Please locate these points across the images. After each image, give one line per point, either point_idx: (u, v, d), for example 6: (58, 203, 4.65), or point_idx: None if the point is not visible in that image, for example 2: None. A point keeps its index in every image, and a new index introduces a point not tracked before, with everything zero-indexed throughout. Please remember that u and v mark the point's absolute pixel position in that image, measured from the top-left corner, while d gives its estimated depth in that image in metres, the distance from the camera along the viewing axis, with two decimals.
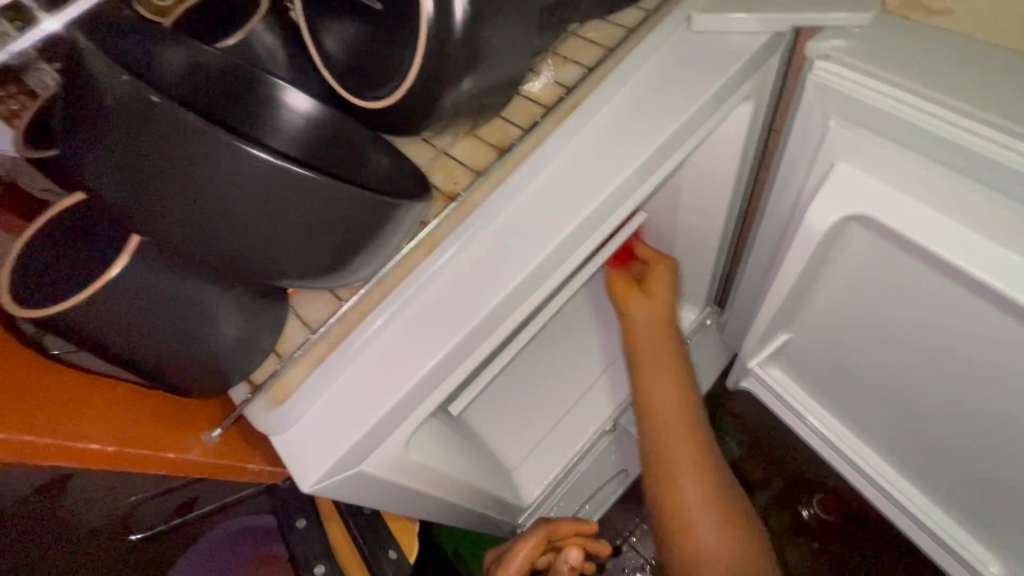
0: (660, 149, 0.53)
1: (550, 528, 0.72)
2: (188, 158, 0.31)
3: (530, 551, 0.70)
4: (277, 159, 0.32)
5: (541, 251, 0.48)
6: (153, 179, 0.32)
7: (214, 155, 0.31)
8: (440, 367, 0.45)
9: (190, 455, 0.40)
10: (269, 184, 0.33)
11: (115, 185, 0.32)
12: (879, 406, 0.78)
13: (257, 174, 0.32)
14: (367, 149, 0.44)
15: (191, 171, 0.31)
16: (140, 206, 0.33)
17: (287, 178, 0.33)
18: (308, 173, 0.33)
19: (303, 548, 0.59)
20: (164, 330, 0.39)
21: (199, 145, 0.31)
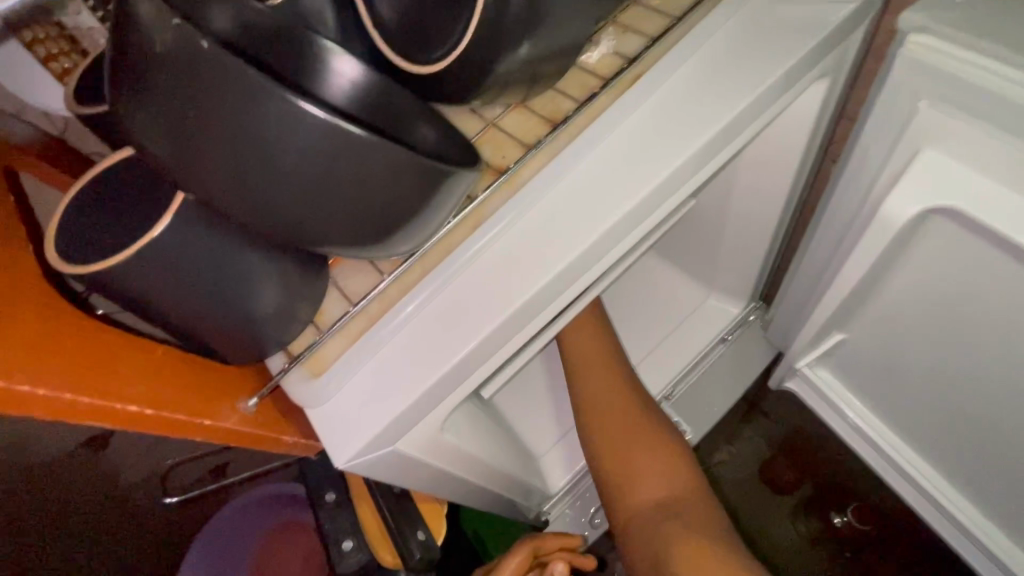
0: (726, 129, 0.49)
1: (536, 543, 0.69)
2: (238, 113, 0.29)
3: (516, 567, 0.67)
4: (331, 117, 0.30)
5: (595, 232, 0.45)
6: (199, 135, 0.30)
7: (261, 108, 0.29)
8: (483, 347, 0.44)
9: (229, 423, 0.38)
10: (317, 143, 0.31)
11: (161, 141, 0.31)
12: (938, 415, 0.73)
13: (307, 132, 0.30)
14: (415, 118, 0.42)
15: (238, 128, 0.30)
16: (184, 164, 0.31)
17: (340, 138, 0.31)
18: (361, 131, 0.31)
19: (332, 523, 0.58)
20: (206, 294, 0.38)
21: (249, 100, 0.29)
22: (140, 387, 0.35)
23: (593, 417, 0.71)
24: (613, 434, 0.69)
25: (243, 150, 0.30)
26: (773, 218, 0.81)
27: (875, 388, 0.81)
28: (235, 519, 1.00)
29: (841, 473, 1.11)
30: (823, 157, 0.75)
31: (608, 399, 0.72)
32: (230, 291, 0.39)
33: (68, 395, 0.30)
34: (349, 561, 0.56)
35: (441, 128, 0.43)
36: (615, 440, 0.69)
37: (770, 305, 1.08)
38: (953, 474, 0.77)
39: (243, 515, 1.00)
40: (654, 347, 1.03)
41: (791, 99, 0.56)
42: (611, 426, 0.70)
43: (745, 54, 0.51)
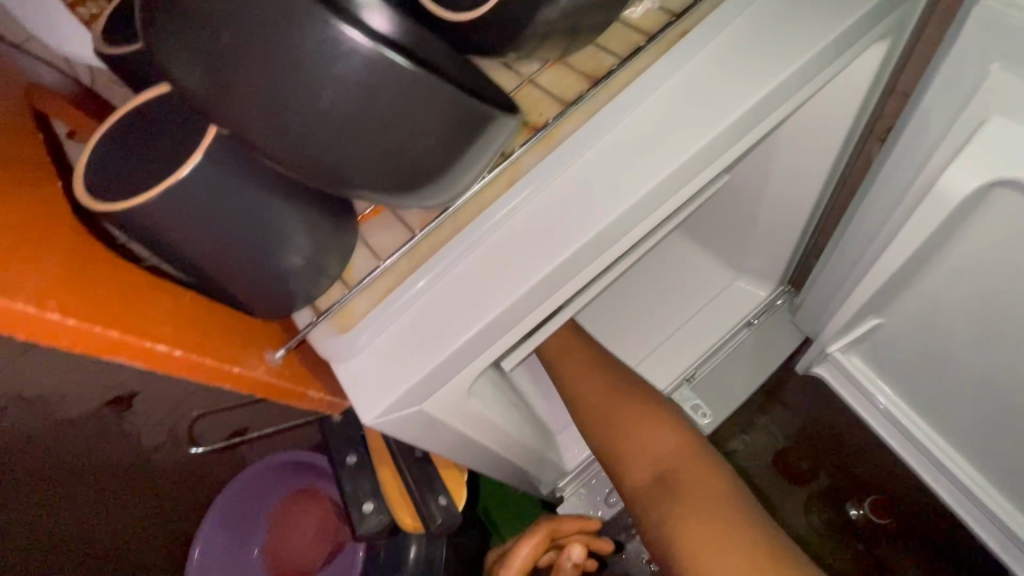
0: (781, 88, 0.46)
1: (552, 526, 0.69)
2: (278, 40, 0.28)
3: (531, 551, 0.67)
4: (372, 45, 0.28)
5: (638, 192, 0.43)
6: (231, 64, 0.28)
7: (300, 35, 0.28)
8: (515, 308, 0.42)
9: (256, 373, 0.38)
10: (359, 75, 0.29)
11: (190, 70, 0.29)
12: (978, 404, 0.70)
13: (347, 63, 0.28)
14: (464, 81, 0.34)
15: (273, 55, 0.28)
16: (216, 95, 0.30)
17: (381, 69, 0.29)
18: (404, 61, 0.29)
19: (354, 484, 0.57)
20: (234, 240, 0.37)
21: (288, 27, 0.27)
22: (169, 328, 0.34)
23: (581, 403, 0.74)
24: (602, 417, 0.71)
25: (278, 80, 0.29)
26: (811, 196, 0.78)
27: (910, 375, 0.78)
28: (256, 481, 1.03)
29: (860, 464, 1.09)
30: (869, 131, 0.71)
31: (589, 382, 0.74)
32: (259, 238, 0.38)
33: (99, 328, 0.29)
34: (370, 522, 0.55)
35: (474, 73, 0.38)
36: (605, 422, 0.71)
37: (799, 290, 1.05)
38: (989, 467, 0.75)
39: (265, 478, 1.04)
40: (676, 328, 1.01)
41: (846, 63, 0.53)
42: (598, 409, 0.72)
43: (801, 9, 0.47)
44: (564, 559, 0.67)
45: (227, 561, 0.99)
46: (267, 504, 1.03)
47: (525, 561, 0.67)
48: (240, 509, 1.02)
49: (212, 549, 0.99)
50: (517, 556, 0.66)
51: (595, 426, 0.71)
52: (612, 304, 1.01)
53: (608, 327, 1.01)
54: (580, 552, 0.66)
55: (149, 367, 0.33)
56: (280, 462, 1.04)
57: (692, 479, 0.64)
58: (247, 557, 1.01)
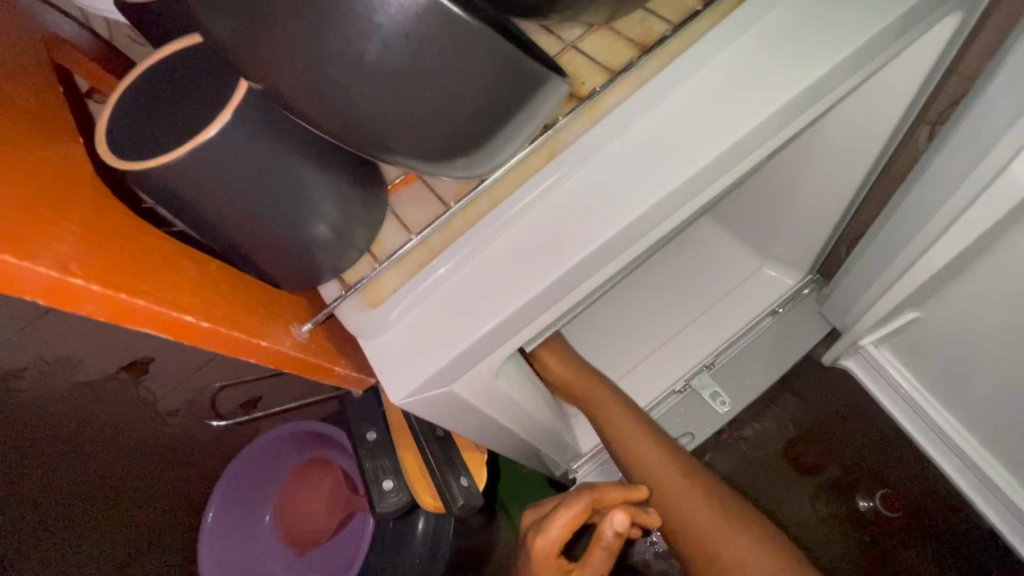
0: (849, 61, 0.42)
1: (593, 497, 0.56)
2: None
3: (569, 520, 0.57)
4: None
5: (690, 170, 0.40)
6: (268, 11, 0.26)
7: None
8: (555, 288, 0.40)
9: (285, 346, 0.36)
10: (408, 26, 0.26)
11: (226, 19, 0.27)
12: (1016, 402, 0.67)
13: (398, 15, 0.26)
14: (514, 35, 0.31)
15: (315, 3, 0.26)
16: (251, 47, 0.27)
17: (432, 20, 0.26)
18: (459, 11, 0.26)
19: (374, 461, 0.56)
20: (264, 205, 0.35)
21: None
22: (195, 299, 0.33)
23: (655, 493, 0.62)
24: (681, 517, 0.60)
25: (319, 30, 0.26)
26: (853, 182, 0.74)
27: (944, 371, 0.76)
28: (269, 449, 1.03)
29: (874, 458, 1.07)
30: (924, 115, 0.67)
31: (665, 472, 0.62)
32: (289, 204, 0.36)
33: (125, 296, 0.28)
34: (389, 500, 0.54)
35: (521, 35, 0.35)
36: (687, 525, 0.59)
37: (827, 280, 1.01)
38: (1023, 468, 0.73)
39: (277, 446, 1.04)
40: (698, 314, 0.98)
41: (914, 37, 0.49)
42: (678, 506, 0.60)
43: None
44: (604, 526, 0.53)
45: (239, 529, 1.01)
46: (276, 473, 1.04)
47: (564, 530, 0.57)
48: (250, 478, 1.02)
49: (225, 513, 1.00)
50: (554, 525, 0.57)
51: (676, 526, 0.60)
52: (632, 289, 0.99)
53: (627, 310, 0.99)
54: (624, 519, 0.52)
55: (178, 337, 0.31)
56: (283, 433, 1.03)
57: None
58: (257, 520, 1.03)
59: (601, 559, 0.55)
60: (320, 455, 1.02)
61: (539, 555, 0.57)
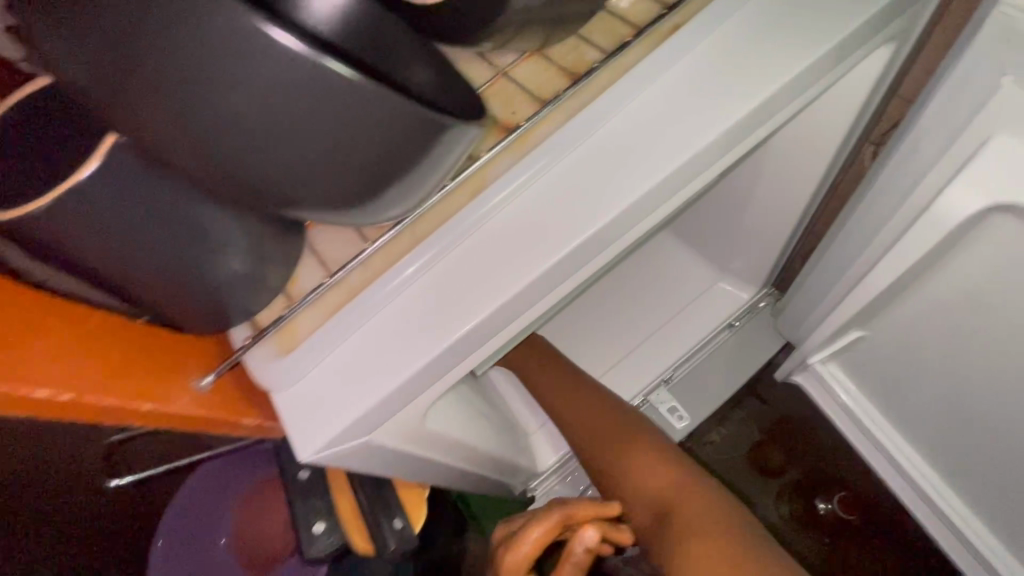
0: (779, 96, 0.42)
1: (565, 513, 0.54)
2: (200, 37, 0.24)
3: (543, 535, 0.54)
4: (309, 52, 0.25)
5: (617, 209, 0.39)
6: (131, 72, 0.25)
7: (215, 39, 0.24)
8: (478, 332, 0.38)
9: (174, 407, 0.34)
10: (289, 83, 0.26)
11: (88, 75, 0.26)
12: (955, 419, 0.69)
13: (280, 75, 0.26)
14: (409, 57, 0.32)
15: (184, 65, 0.25)
16: (120, 100, 0.26)
17: (317, 77, 0.26)
18: (345, 70, 0.26)
19: (304, 503, 0.52)
20: (151, 256, 0.32)
21: (207, 25, 0.24)
22: (56, 367, 0.30)
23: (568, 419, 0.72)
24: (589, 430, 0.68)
25: (202, 81, 0.25)
26: (802, 200, 0.74)
27: (889, 387, 0.77)
28: (214, 477, 0.90)
29: (830, 462, 1.08)
30: (867, 136, 0.68)
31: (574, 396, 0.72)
32: (182, 253, 0.33)
33: None
34: (319, 544, 0.51)
35: (426, 72, 0.33)
36: (592, 435, 0.67)
37: (783, 293, 1.02)
38: (962, 482, 0.74)
39: (221, 475, 0.90)
40: (656, 327, 0.98)
41: (849, 68, 0.49)
42: (584, 419, 0.69)
43: (807, 5, 0.43)
44: (574, 544, 0.51)
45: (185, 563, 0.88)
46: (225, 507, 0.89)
47: (536, 545, 0.54)
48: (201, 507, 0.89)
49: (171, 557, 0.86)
50: (524, 543, 0.54)
51: (583, 435, 0.68)
52: (590, 302, 0.98)
53: (585, 326, 0.98)
54: (594, 537, 0.50)
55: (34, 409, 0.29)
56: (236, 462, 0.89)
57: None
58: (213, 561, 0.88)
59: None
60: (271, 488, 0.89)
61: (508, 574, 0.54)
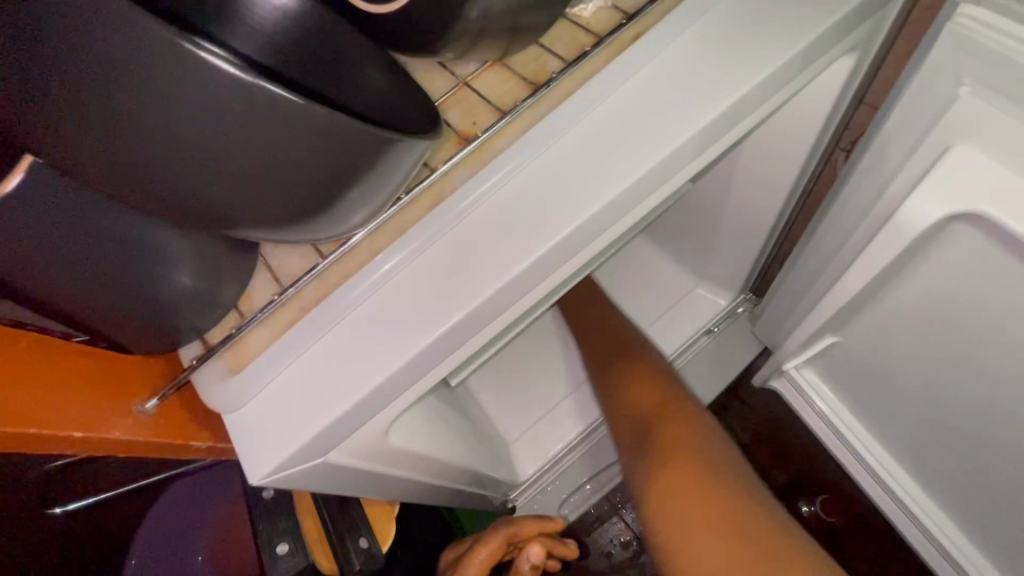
0: (741, 105, 0.41)
1: (512, 531, 0.61)
2: (124, 56, 0.24)
3: (490, 554, 0.60)
4: (245, 75, 0.25)
5: (577, 220, 0.38)
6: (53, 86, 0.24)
7: (144, 58, 0.24)
8: (436, 348, 0.37)
9: (114, 433, 0.33)
10: (223, 99, 0.25)
11: (6, 87, 0.24)
12: (928, 423, 0.69)
13: (215, 92, 0.25)
14: (361, 61, 0.34)
15: (114, 82, 0.24)
16: (43, 115, 0.25)
17: (255, 96, 0.26)
18: (284, 92, 0.26)
19: (268, 522, 0.50)
20: (89, 275, 0.31)
21: (132, 46, 0.24)
22: None
23: (589, 350, 0.82)
24: (607, 360, 0.78)
25: (129, 99, 0.25)
26: (774, 206, 0.75)
27: (863, 392, 0.77)
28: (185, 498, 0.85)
29: (812, 466, 1.09)
30: (837, 142, 0.69)
31: (597, 328, 0.82)
32: (125, 268, 0.33)
33: None
34: (284, 565, 0.49)
35: (371, 95, 0.35)
36: (609, 365, 0.77)
37: (761, 298, 1.02)
38: (937, 486, 0.75)
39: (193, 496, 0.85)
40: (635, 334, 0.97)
41: (812, 77, 0.49)
42: (603, 351, 0.79)
43: (768, 15, 0.42)
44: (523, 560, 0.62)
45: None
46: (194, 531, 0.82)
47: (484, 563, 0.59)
48: (172, 526, 0.83)
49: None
50: (473, 563, 0.59)
51: (601, 364, 0.78)
52: None
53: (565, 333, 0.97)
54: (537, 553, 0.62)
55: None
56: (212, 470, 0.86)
57: (704, 527, 0.55)
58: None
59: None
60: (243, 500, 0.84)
61: None
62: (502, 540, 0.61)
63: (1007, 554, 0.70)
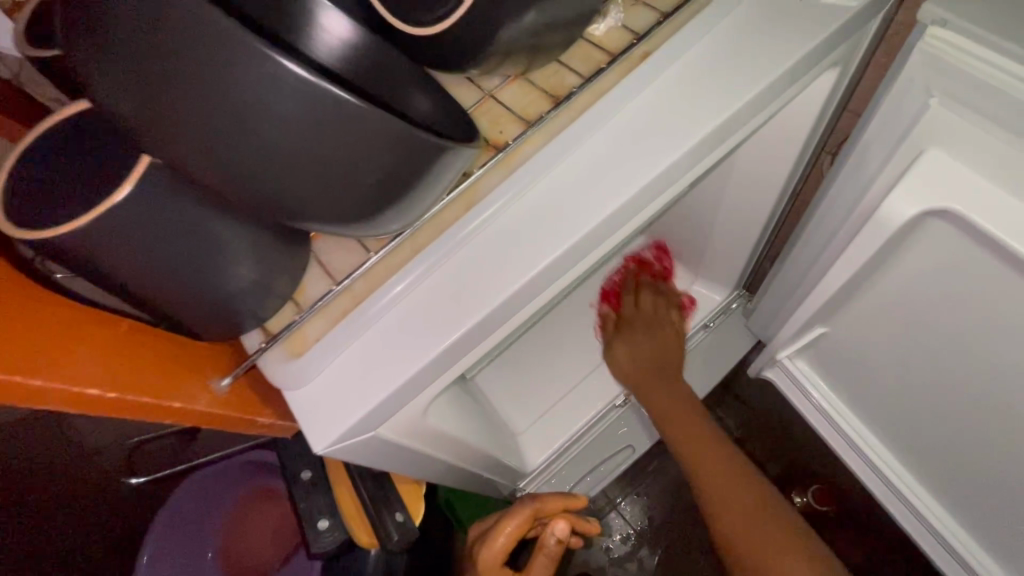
0: (738, 115, 0.46)
1: (536, 507, 0.66)
2: (224, 67, 0.26)
3: (515, 529, 0.65)
4: (318, 79, 0.27)
5: (597, 219, 0.43)
6: (161, 95, 0.27)
7: (241, 70, 0.26)
8: (475, 332, 0.42)
9: (198, 407, 0.36)
10: (304, 110, 0.28)
11: (121, 96, 0.27)
12: (911, 407, 0.75)
13: (296, 105, 0.28)
14: (413, 87, 0.38)
15: (213, 90, 0.27)
16: (149, 119, 0.28)
17: (329, 104, 0.28)
18: (349, 96, 0.28)
19: (309, 501, 0.55)
20: (174, 266, 0.35)
21: (225, 54, 0.26)
22: (99, 370, 0.32)
23: (710, 504, 0.68)
24: (737, 516, 0.64)
25: (226, 107, 0.27)
26: (766, 208, 0.80)
27: (851, 380, 0.83)
28: (213, 481, 1.02)
29: (804, 457, 1.14)
30: (822, 148, 0.75)
31: (711, 463, 0.71)
32: (198, 260, 0.36)
33: (21, 377, 0.27)
34: (326, 538, 0.54)
35: (423, 98, 0.38)
36: (739, 520, 0.64)
37: (753, 295, 1.08)
38: (920, 465, 0.81)
39: (220, 480, 1.03)
40: None
41: (799, 89, 0.54)
42: (733, 502, 0.66)
43: (761, 36, 0.48)
44: (548, 535, 0.66)
45: (184, 546, 0.96)
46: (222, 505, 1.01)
47: (508, 539, 0.66)
48: (201, 504, 1.00)
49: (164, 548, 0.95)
50: (500, 536, 0.65)
51: (732, 519, 0.65)
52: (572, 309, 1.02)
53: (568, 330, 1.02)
54: (564, 528, 0.66)
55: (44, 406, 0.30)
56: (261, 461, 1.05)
57: None
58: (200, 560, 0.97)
59: (543, 563, 0.67)
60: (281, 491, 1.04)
61: (485, 565, 0.65)
62: (526, 516, 0.66)
63: (985, 527, 0.76)
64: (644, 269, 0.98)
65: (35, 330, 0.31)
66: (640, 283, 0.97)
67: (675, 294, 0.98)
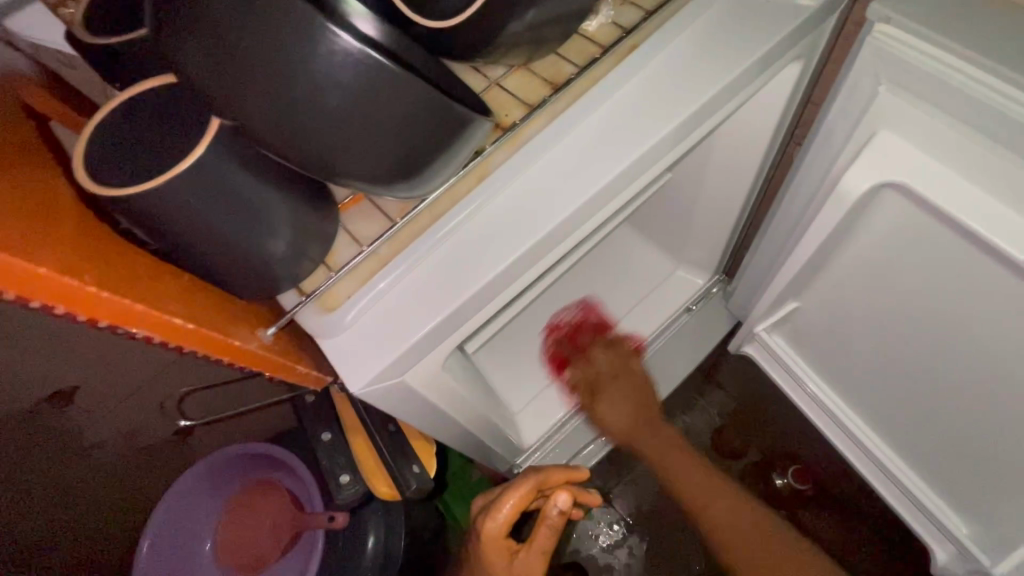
0: (713, 100, 0.53)
1: (538, 478, 0.70)
2: (290, 41, 0.31)
3: (516, 501, 0.70)
4: (364, 48, 0.32)
5: (594, 188, 0.49)
6: (237, 66, 0.32)
7: (304, 43, 0.31)
8: (489, 288, 0.47)
9: (252, 346, 0.41)
10: (354, 79, 0.33)
11: (203, 68, 0.33)
12: (876, 372, 0.82)
13: (346, 75, 0.33)
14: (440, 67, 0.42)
15: (280, 62, 0.32)
16: (225, 90, 0.33)
17: (376, 72, 0.33)
18: (389, 63, 0.33)
19: (328, 459, 0.62)
20: (229, 223, 0.39)
21: (292, 31, 0.31)
22: (175, 305, 0.37)
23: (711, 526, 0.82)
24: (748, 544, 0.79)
25: (289, 77, 0.32)
26: (741, 194, 0.87)
27: (822, 352, 0.90)
28: (230, 461, 1.03)
29: (783, 437, 1.21)
30: (790, 138, 0.82)
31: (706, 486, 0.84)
32: (251, 220, 0.40)
33: (124, 300, 0.32)
34: (347, 492, 0.61)
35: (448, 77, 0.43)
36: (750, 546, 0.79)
37: (732, 279, 1.15)
38: (887, 427, 0.88)
39: (236, 462, 1.03)
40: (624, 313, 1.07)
41: (768, 79, 0.61)
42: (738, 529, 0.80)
43: (732, 31, 0.54)
44: (551, 506, 0.69)
45: (190, 514, 1.01)
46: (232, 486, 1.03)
47: (512, 509, 0.70)
48: (218, 478, 1.03)
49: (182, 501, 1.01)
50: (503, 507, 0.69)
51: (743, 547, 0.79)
52: None
53: None
54: (566, 499, 0.69)
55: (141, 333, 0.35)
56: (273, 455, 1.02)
57: None
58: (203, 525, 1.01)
59: (546, 532, 0.71)
60: (285, 484, 1.02)
61: (491, 533, 0.70)
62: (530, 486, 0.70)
63: (947, 481, 0.83)
64: (582, 330, 1.00)
65: (123, 270, 0.36)
66: (582, 340, 1.00)
67: (622, 339, 1.01)
